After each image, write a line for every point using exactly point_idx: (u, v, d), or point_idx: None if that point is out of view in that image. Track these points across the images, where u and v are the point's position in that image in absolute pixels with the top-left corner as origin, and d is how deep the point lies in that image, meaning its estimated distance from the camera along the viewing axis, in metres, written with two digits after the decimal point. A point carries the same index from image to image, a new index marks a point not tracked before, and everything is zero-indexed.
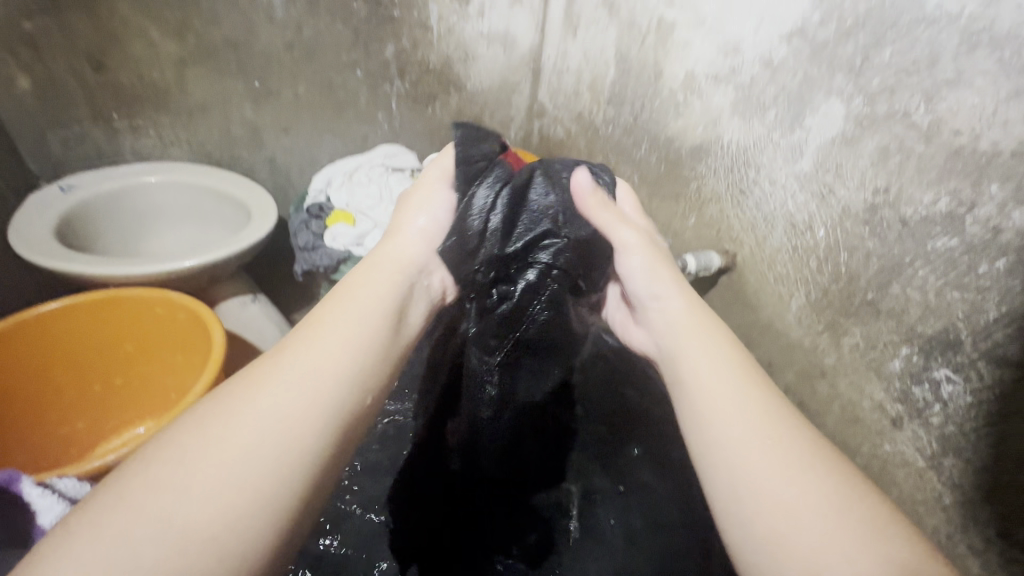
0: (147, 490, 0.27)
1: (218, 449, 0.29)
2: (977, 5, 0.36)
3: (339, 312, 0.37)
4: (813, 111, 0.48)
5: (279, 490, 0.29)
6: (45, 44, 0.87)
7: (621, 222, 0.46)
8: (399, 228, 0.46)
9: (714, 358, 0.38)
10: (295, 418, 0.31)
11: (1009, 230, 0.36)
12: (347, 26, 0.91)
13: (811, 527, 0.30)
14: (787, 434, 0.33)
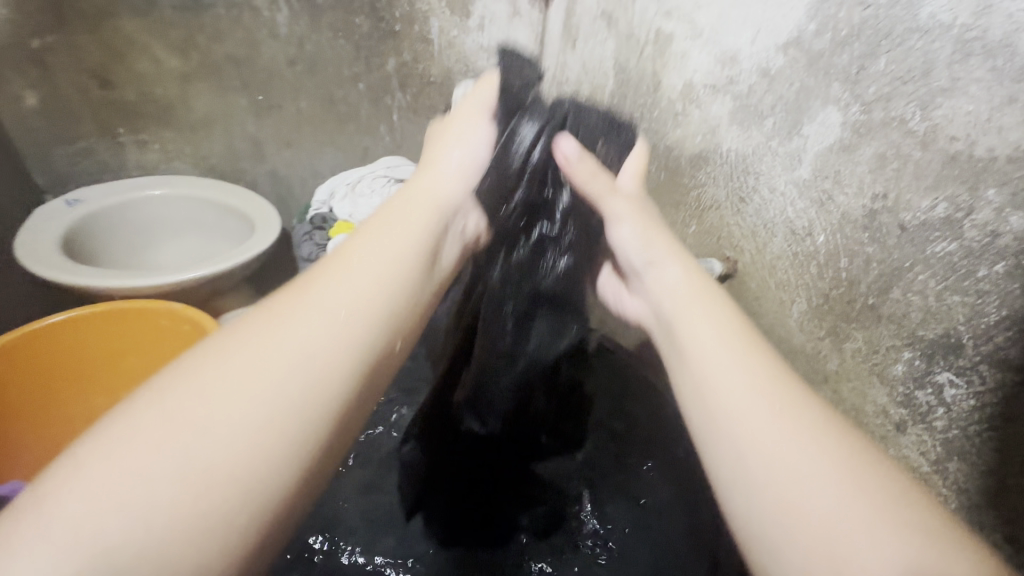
0: (178, 412, 0.28)
1: (249, 379, 0.30)
2: (969, 15, 0.37)
3: (371, 252, 0.39)
4: (811, 119, 0.49)
5: (308, 427, 0.31)
6: (52, 61, 0.88)
7: (612, 190, 0.46)
8: (433, 165, 0.48)
9: (719, 323, 0.38)
10: (327, 356, 0.33)
11: (1007, 234, 0.36)
12: (349, 42, 0.93)
13: (822, 496, 0.30)
14: (794, 401, 0.33)
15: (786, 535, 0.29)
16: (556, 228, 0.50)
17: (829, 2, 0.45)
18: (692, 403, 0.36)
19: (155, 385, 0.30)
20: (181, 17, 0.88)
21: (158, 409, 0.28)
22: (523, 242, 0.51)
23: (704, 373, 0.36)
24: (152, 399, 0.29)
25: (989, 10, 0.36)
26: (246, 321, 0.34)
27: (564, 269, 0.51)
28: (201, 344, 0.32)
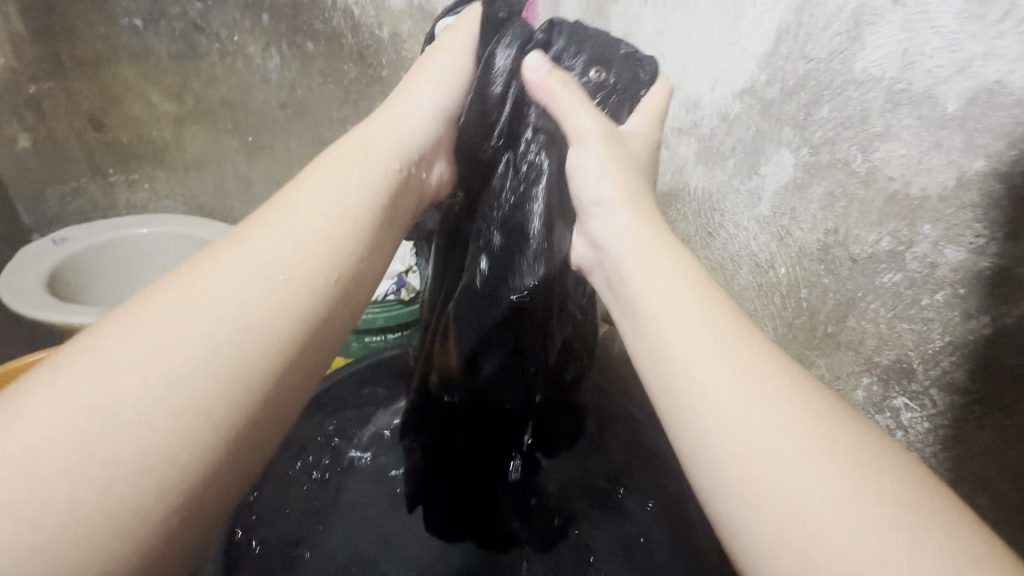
0: (77, 393, 0.25)
1: (160, 353, 0.26)
2: (895, 70, 0.41)
3: (313, 202, 0.34)
4: (767, 160, 0.52)
5: (230, 407, 0.27)
6: (49, 106, 0.92)
7: (583, 106, 0.41)
8: (406, 95, 0.43)
9: (676, 279, 0.34)
10: (254, 324, 0.28)
11: (945, 265, 0.40)
12: (338, 86, 0.91)
13: (790, 472, 0.25)
14: (761, 365, 0.29)
15: (750, 514, 0.26)
16: (528, 151, 0.44)
17: (777, 56, 0.50)
18: (649, 369, 0.32)
19: (57, 360, 0.26)
20: (176, 65, 0.92)
21: (56, 391, 0.25)
22: (496, 175, 0.45)
23: (665, 334, 0.32)
24: (50, 376, 0.26)
25: (912, 66, 0.40)
26: (163, 284, 0.29)
27: (536, 200, 0.43)
28: (112, 310, 0.29)
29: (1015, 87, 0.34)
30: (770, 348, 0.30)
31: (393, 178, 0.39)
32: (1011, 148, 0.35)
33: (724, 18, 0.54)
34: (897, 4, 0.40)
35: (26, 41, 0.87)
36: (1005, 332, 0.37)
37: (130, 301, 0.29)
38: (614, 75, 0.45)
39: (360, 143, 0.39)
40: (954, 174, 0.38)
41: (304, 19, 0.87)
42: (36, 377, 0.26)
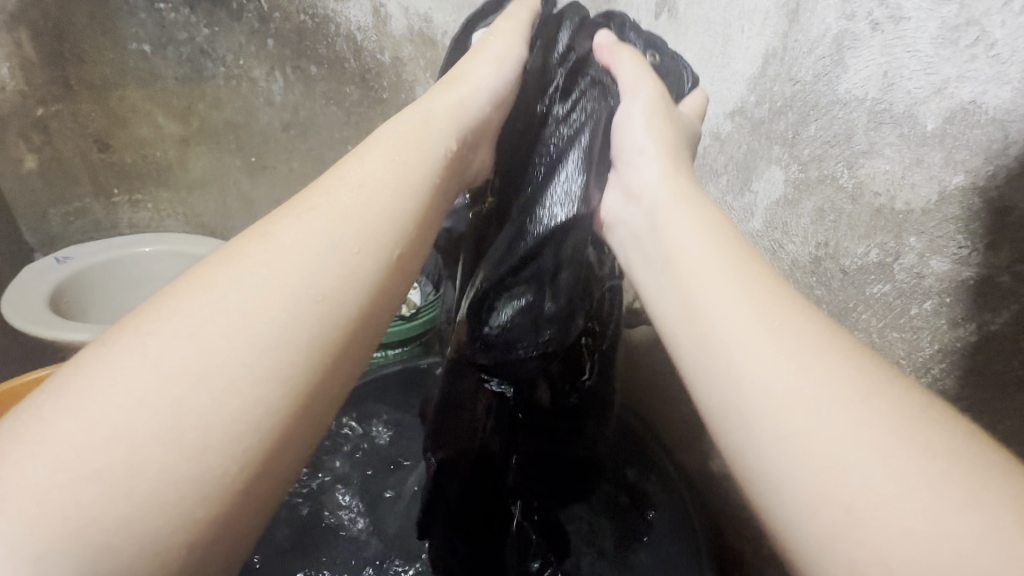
0: (165, 354, 0.25)
1: (235, 320, 0.27)
2: (877, 91, 0.43)
3: (376, 175, 0.34)
4: (759, 177, 0.55)
5: (296, 371, 0.27)
6: (55, 128, 0.94)
7: (643, 75, 0.43)
8: (467, 71, 0.43)
9: (703, 239, 0.33)
10: (331, 293, 0.29)
11: (931, 275, 0.41)
12: (340, 108, 0.94)
13: (831, 425, 0.24)
14: (800, 323, 0.28)
15: (788, 470, 0.24)
16: (573, 105, 0.44)
17: (765, 78, 0.53)
18: (680, 328, 0.31)
19: (137, 322, 0.26)
20: (182, 88, 0.94)
21: (142, 351, 0.25)
22: (540, 129, 0.45)
23: (697, 289, 0.31)
24: (118, 350, 0.25)
25: (892, 87, 0.42)
26: (237, 250, 0.30)
27: (576, 150, 0.43)
28: (188, 274, 0.29)
29: (989, 107, 0.36)
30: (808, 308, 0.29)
31: (449, 156, 0.39)
32: (987, 164, 0.37)
33: (714, 43, 0.58)
34: (876, 30, 0.42)
35: (35, 65, 0.88)
36: (989, 339, 0.38)
37: (206, 267, 0.29)
38: (671, 58, 0.48)
39: (419, 118, 0.39)
40: (935, 188, 0.40)
41: (308, 44, 0.90)
42: (117, 338, 0.26)
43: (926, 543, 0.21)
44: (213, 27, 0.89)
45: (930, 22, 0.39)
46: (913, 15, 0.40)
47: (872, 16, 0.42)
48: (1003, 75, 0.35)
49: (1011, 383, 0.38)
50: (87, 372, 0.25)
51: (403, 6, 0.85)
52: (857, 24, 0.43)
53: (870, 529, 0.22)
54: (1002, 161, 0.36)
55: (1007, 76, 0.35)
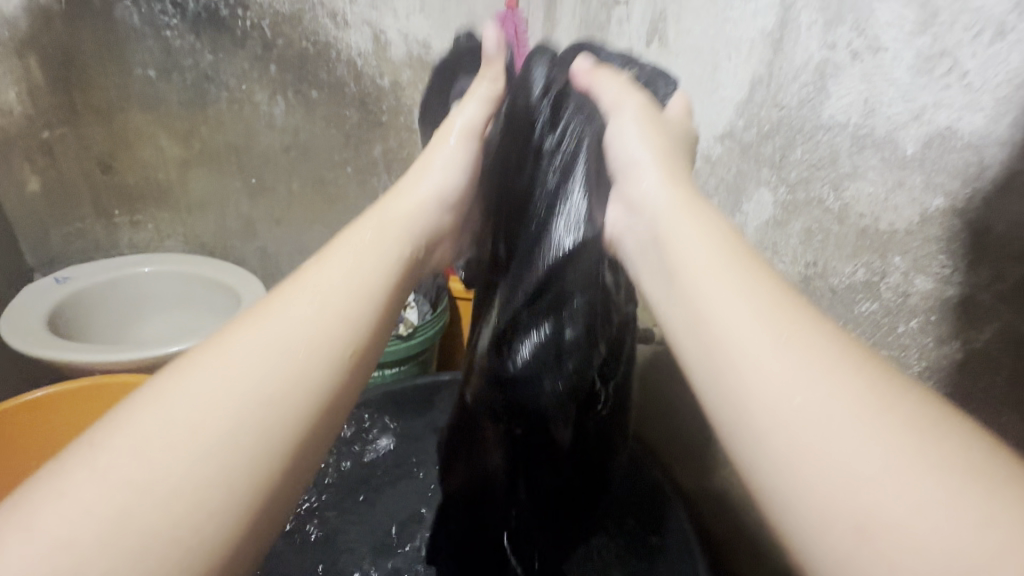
0: (115, 469, 0.25)
1: (211, 401, 0.28)
2: (858, 117, 0.44)
3: (333, 277, 0.35)
4: (749, 199, 0.56)
5: (270, 446, 0.28)
6: (59, 150, 0.95)
7: (626, 88, 0.43)
8: (430, 176, 0.46)
9: (707, 247, 0.32)
10: (279, 400, 0.29)
11: (916, 294, 0.42)
12: (340, 130, 1.01)
13: (840, 440, 0.23)
14: (810, 332, 0.27)
15: (794, 485, 0.24)
16: (562, 133, 0.45)
17: (753, 104, 0.54)
18: (687, 341, 0.31)
19: (93, 435, 0.27)
20: (186, 112, 0.96)
21: (92, 467, 0.25)
22: (530, 165, 0.46)
23: (695, 301, 0.31)
24: (98, 440, 0.27)
25: (873, 113, 0.43)
26: (190, 359, 0.30)
27: (574, 178, 0.43)
28: (151, 380, 0.30)
29: (964, 133, 0.38)
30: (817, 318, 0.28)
31: (408, 257, 0.41)
32: (965, 186, 0.38)
33: (703, 71, 0.61)
34: (856, 59, 0.44)
35: (42, 89, 0.90)
36: (973, 357, 0.39)
37: (161, 376, 0.30)
38: (649, 72, 0.48)
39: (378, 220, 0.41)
40: (918, 210, 0.41)
41: (309, 69, 0.95)
42: (71, 454, 0.26)
43: (941, 561, 0.20)
44: (218, 53, 0.92)
45: (906, 53, 0.40)
46: (890, 46, 0.41)
47: (851, 46, 0.44)
48: (976, 103, 0.37)
49: (997, 400, 0.38)
50: (72, 460, 0.26)
51: (402, 34, 0.95)
52: (838, 54, 0.45)
53: (887, 541, 0.21)
54: (979, 184, 0.37)
55: (980, 104, 0.37)
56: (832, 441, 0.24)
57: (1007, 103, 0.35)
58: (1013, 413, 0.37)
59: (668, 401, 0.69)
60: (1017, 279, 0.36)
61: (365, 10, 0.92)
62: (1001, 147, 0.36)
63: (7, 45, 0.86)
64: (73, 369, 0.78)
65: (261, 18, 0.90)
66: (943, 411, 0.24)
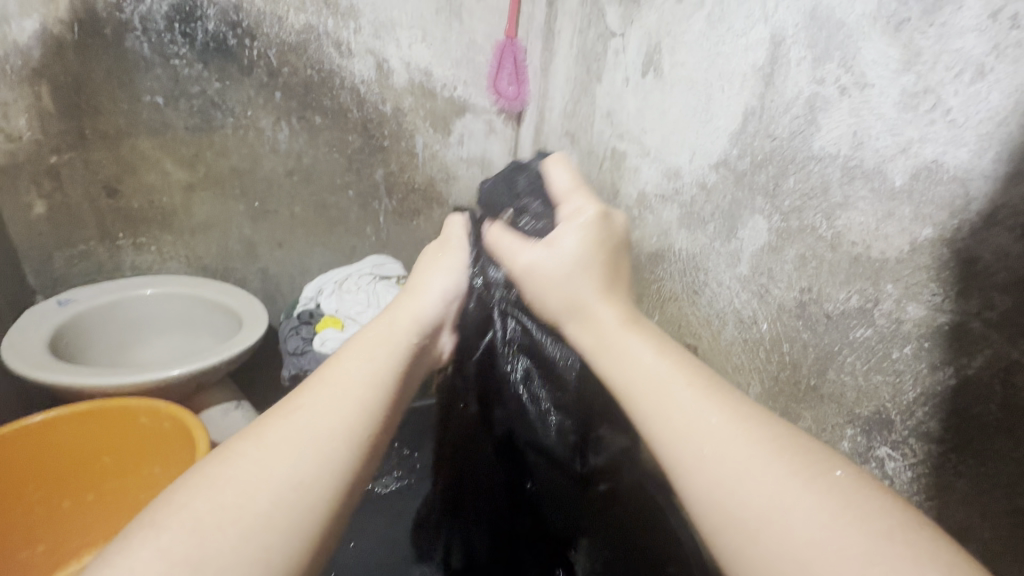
0: (175, 549, 0.29)
1: (250, 484, 0.32)
2: (848, 149, 0.46)
3: (349, 374, 0.39)
4: (744, 225, 0.58)
5: (301, 523, 0.31)
6: (66, 175, 0.96)
7: (524, 248, 0.47)
8: (432, 284, 0.51)
9: (653, 356, 0.37)
10: (312, 483, 0.33)
11: (909, 321, 0.43)
12: (342, 154, 1.04)
13: (788, 518, 0.27)
14: (754, 423, 0.32)
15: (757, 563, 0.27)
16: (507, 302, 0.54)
17: (745, 134, 0.56)
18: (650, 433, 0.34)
19: (151, 518, 0.31)
20: (191, 137, 0.98)
21: (154, 546, 0.29)
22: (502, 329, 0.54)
23: (659, 408, 0.34)
24: (155, 523, 0.30)
25: (861, 146, 0.45)
26: (230, 451, 0.34)
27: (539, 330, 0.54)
28: (194, 470, 0.33)
29: (950, 167, 0.39)
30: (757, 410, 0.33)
31: (414, 345, 0.45)
32: (951, 218, 0.40)
33: (697, 101, 0.63)
34: (844, 94, 0.46)
35: (52, 115, 0.91)
36: (967, 383, 0.40)
37: (205, 468, 0.33)
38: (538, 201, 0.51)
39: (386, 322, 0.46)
40: (907, 239, 0.42)
41: (314, 96, 0.98)
42: (134, 536, 0.30)
43: None
44: (225, 81, 0.94)
45: (891, 89, 0.42)
46: (876, 82, 0.43)
47: (839, 81, 0.46)
48: (959, 138, 0.38)
49: (991, 426, 0.39)
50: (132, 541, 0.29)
51: (404, 62, 0.99)
52: (826, 89, 0.47)
53: None
54: (965, 216, 0.39)
55: (964, 139, 0.38)
56: (783, 514, 0.27)
57: (990, 139, 0.37)
58: (1006, 439, 0.38)
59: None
60: (1006, 307, 0.37)
61: (369, 39, 0.96)
62: (985, 180, 0.37)
63: (19, 74, 0.87)
64: (73, 393, 0.78)
65: (268, 47, 0.93)
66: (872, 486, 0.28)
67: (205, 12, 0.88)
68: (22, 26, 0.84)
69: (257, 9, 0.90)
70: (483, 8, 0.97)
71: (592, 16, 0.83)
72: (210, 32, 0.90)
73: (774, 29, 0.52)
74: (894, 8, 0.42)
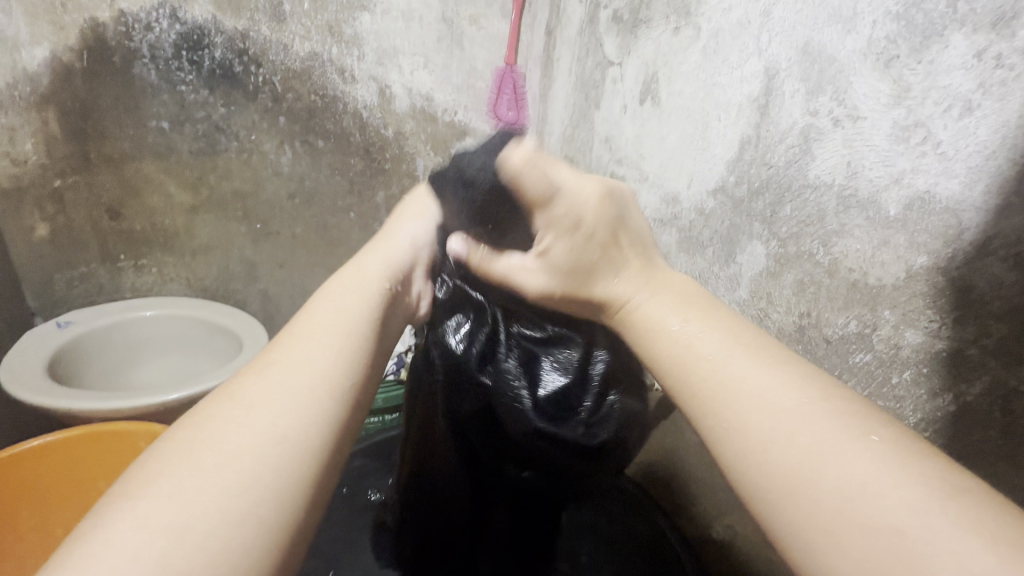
0: (154, 516, 0.28)
1: (231, 442, 0.32)
2: (842, 178, 0.47)
3: (323, 325, 0.40)
4: (742, 250, 0.59)
5: (287, 473, 0.32)
6: (70, 198, 0.97)
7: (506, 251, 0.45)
8: (396, 236, 0.51)
9: (677, 311, 0.38)
10: (295, 434, 0.33)
11: (907, 346, 0.44)
12: (344, 177, 1.05)
13: (841, 471, 0.27)
14: (790, 380, 0.31)
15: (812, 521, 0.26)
16: None
17: (742, 162, 0.58)
18: (683, 395, 0.35)
19: (126, 491, 0.30)
20: (195, 160, 0.99)
21: (133, 517, 0.28)
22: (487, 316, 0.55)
23: (691, 368, 0.34)
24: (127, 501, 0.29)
25: (855, 176, 0.46)
26: (204, 416, 0.34)
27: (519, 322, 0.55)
28: (168, 435, 0.33)
29: (942, 199, 0.40)
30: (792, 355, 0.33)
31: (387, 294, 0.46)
32: (946, 247, 0.41)
33: (695, 129, 0.64)
34: (837, 126, 0.47)
35: (58, 140, 0.92)
36: (968, 409, 0.40)
37: (178, 435, 0.33)
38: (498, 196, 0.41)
39: (357, 273, 0.46)
40: (903, 267, 0.43)
41: (317, 121, 1.00)
42: (105, 512, 0.29)
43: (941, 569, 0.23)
44: (229, 106, 0.96)
45: (883, 122, 0.44)
46: (868, 115, 0.45)
47: (833, 113, 0.48)
48: (950, 170, 0.40)
49: (994, 452, 0.39)
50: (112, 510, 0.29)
51: (406, 87, 1.01)
52: (820, 120, 0.49)
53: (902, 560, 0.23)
54: (959, 245, 0.40)
55: (955, 171, 0.39)
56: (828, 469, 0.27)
57: (980, 172, 0.38)
58: (1008, 465, 0.38)
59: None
60: (1003, 335, 0.38)
61: (372, 66, 0.98)
62: (977, 211, 0.39)
63: (27, 100, 0.89)
64: (70, 416, 0.78)
65: (273, 74, 0.95)
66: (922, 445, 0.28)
67: (212, 41, 0.90)
68: (32, 54, 0.86)
69: (263, 37, 0.92)
70: (483, 36, 1.00)
71: (590, 45, 0.85)
72: (216, 59, 0.92)
73: (768, 63, 0.54)
74: (883, 45, 0.43)
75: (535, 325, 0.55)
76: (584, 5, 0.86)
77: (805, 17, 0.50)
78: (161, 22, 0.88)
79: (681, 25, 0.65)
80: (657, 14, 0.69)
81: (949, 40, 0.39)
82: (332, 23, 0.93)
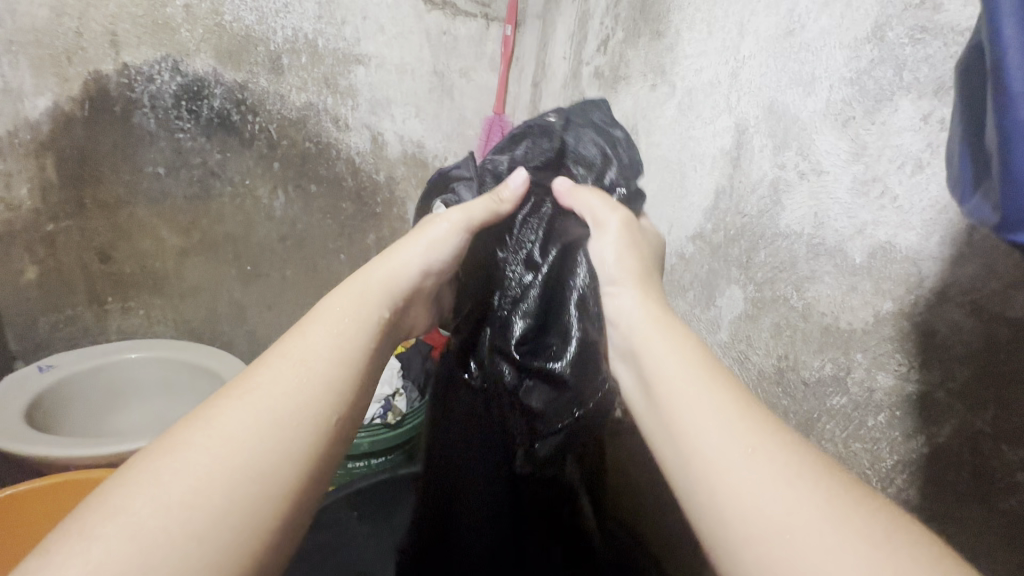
0: (111, 559, 0.28)
1: (203, 476, 0.31)
2: (810, 229, 0.50)
3: (313, 351, 0.39)
4: (721, 294, 0.61)
5: (267, 510, 0.31)
6: (61, 242, 0.98)
7: (606, 203, 0.51)
8: (395, 249, 0.49)
9: (679, 361, 0.38)
10: (269, 475, 0.32)
11: (879, 389, 0.45)
12: (336, 221, 1.09)
13: (815, 532, 0.28)
14: (771, 441, 0.32)
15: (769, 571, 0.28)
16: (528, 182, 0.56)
17: (718, 210, 0.61)
18: (664, 447, 0.36)
19: (82, 526, 0.29)
20: (189, 205, 1.01)
21: (84, 562, 0.27)
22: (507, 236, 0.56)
23: (671, 418, 0.36)
24: (82, 544, 0.28)
25: (822, 225, 0.49)
26: (177, 441, 0.33)
27: (539, 225, 0.54)
28: (137, 463, 0.32)
29: (903, 247, 0.43)
30: (766, 414, 0.34)
31: (383, 317, 0.44)
32: (908, 293, 0.43)
33: (673, 177, 0.68)
34: (803, 178, 0.50)
35: (53, 186, 0.94)
36: (939, 451, 0.41)
37: (148, 460, 0.32)
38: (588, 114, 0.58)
39: (358, 292, 0.44)
40: (871, 311, 0.45)
41: (310, 166, 1.03)
42: (58, 551, 0.28)
43: None
44: (225, 153, 0.99)
45: (844, 176, 0.47)
46: (831, 169, 0.48)
47: (798, 167, 0.51)
48: (908, 223, 0.42)
49: (965, 493, 0.40)
50: (72, 544, 0.28)
51: (398, 135, 1.05)
52: (787, 173, 0.52)
53: None
54: (920, 292, 0.42)
55: (911, 224, 0.42)
56: (789, 532, 0.28)
57: (934, 225, 0.41)
58: (980, 506, 0.39)
59: (644, 484, 0.70)
60: (965, 378, 0.40)
61: (365, 115, 1.02)
62: (933, 260, 0.41)
63: (26, 147, 0.91)
64: (46, 465, 0.76)
65: (269, 122, 0.98)
66: (897, 519, 0.28)
67: (211, 92, 0.94)
68: (35, 104, 0.89)
69: (261, 88, 0.96)
70: (472, 89, 1.06)
71: (573, 98, 0.90)
72: (215, 108, 0.95)
73: (737, 119, 0.57)
74: (840, 107, 0.47)
75: (540, 241, 0.54)
76: (567, 61, 0.91)
77: (770, 79, 0.53)
78: (163, 74, 0.91)
79: (658, 83, 0.69)
80: (636, 72, 0.74)
81: (898, 105, 0.43)
82: (328, 76, 0.97)
